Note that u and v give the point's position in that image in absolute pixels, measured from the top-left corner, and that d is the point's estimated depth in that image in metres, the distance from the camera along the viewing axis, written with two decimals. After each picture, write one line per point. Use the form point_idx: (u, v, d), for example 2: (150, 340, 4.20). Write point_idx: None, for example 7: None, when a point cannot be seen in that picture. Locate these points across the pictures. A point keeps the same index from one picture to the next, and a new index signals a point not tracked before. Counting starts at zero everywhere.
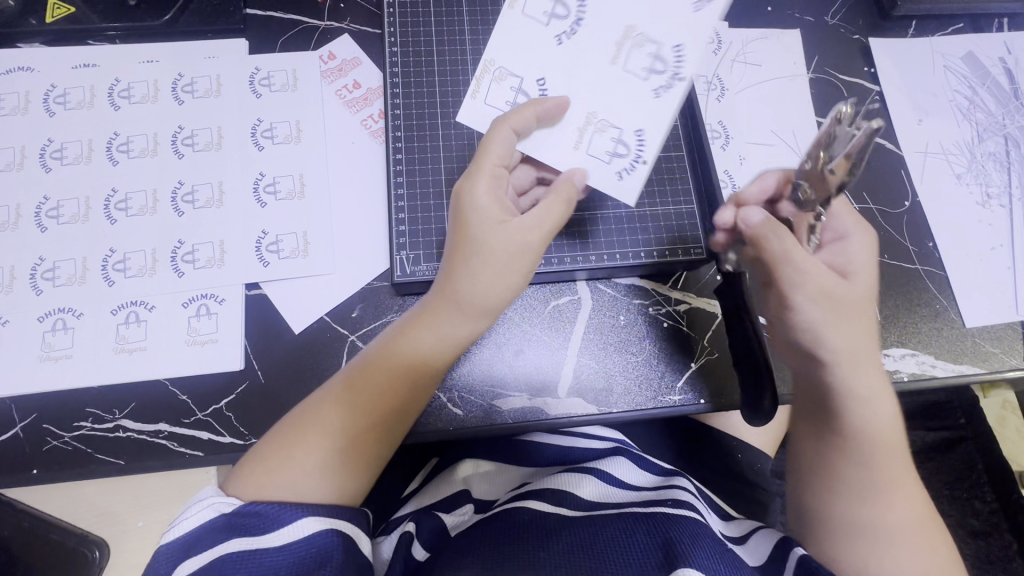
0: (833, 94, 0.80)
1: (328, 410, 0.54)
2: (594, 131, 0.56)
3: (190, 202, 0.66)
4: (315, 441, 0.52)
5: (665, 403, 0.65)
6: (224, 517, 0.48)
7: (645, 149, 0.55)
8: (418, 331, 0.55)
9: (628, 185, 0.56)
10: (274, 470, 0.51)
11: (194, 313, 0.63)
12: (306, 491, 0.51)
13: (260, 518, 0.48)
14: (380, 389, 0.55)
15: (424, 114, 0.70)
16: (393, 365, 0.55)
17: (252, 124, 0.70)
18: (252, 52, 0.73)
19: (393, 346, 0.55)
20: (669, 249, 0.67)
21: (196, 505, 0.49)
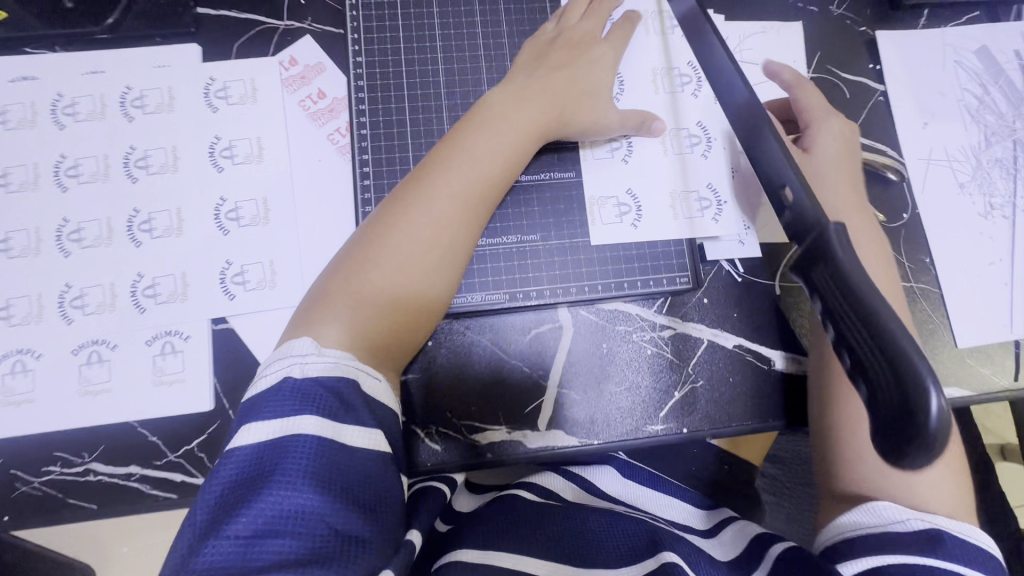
0: (835, 94, 0.74)
1: (381, 249, 0.56)
2: (600, 205, 0.67)
3: (147, 230, 0.62)
4: (368, 282, 0.54)
5: (647, 434, 0.64)
6: (302, 385, 0.47)
7: (643, 203, 0.67)
8: (487, 149, 0.59)
9: (643, 231, 0.67)
10: (333, 304, 0.53)
11: (159, 351, 0.60)
12: (356, 335, 0.53)
13: (331, 402, 0.47)
14: (438, 224, 0.57)
15: (393, 132, 0.65)
16: (452, 190, 0.57)
17: (209, 142, 0.65)
18: (206, 58, 0.67)
19: (451, 167, 0.58)
20: (649, 280, 0.66)
21: (283, 360, 0.49)
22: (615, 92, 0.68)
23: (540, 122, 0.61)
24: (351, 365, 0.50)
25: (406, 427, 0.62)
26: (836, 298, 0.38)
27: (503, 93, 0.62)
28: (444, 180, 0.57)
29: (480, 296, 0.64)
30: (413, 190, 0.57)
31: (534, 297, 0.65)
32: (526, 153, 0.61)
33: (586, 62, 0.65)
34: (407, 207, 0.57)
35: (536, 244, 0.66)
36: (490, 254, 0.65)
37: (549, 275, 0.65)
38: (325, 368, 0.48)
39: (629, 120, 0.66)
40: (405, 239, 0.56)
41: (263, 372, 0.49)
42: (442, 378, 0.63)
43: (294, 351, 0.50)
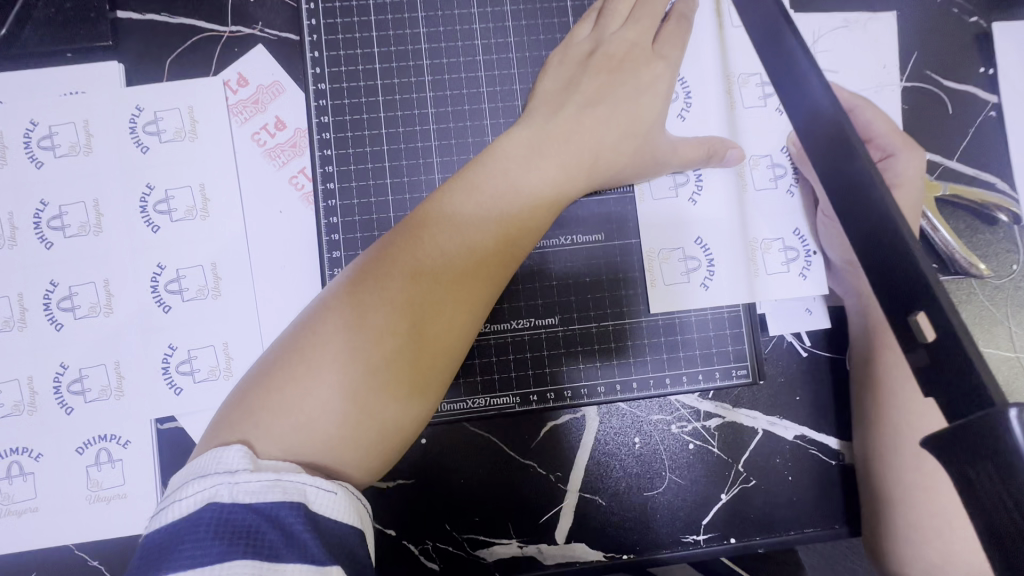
0: (933, 109, 0.58)
1: (347, 321, 0.40)
2: (660, 259, 0.51)
3: (69, 310, 0.50)
4: (329, 372, 0.38)
5: (686, 547, 0.53)
6: (224, 518, 0.32)
7: (716, 254, 0.52)
8: (497, 198, 0.44)
9: (715, 292, 0.51)
10: (279, 397, 0.38)
11: (92, 460, 0.49)
12: (306, 444, 0.37)
13: (270, 535, 0.32)
14: (424, 296, 0.41)
15: (367, 181, 0.51)
16: (448, 252, 0.42)
17: (140, 193, 0.51)
18: (130, 80, 0.52)
19: (451, 221, 0.43)
20: (697, 371, 0.52)
21: (202, 479, 0.34)
22: (678, 108, 0.52)
23: (569, 168, 0.45)
24: (295, 483, 0.35)
25: (398, 543, 0.52)
26: (1001, 500, 0.25)
27: (526, 130, 0.46)
28: (438, 240, 0.42)
29: (483, 388, 0.51)
30: (398, 247, 0.42)
31: (552, 390, 0.51)
32: (549, 213, 0.45)
33: (637, 85, 0.48)
34: (389, 269, 0.42)
35: (556, 327, 0.51)
36: (497, 346, 0.51)
37: (572, 361, 0.51)
38: (260, 491, 0.33)
39: (687, 154, 0.49)
40: (383, 312, 0.40)
41: (176, 499, 0.34)
42: (439, 485, 0.52)
43: (220, 465, 0.35)
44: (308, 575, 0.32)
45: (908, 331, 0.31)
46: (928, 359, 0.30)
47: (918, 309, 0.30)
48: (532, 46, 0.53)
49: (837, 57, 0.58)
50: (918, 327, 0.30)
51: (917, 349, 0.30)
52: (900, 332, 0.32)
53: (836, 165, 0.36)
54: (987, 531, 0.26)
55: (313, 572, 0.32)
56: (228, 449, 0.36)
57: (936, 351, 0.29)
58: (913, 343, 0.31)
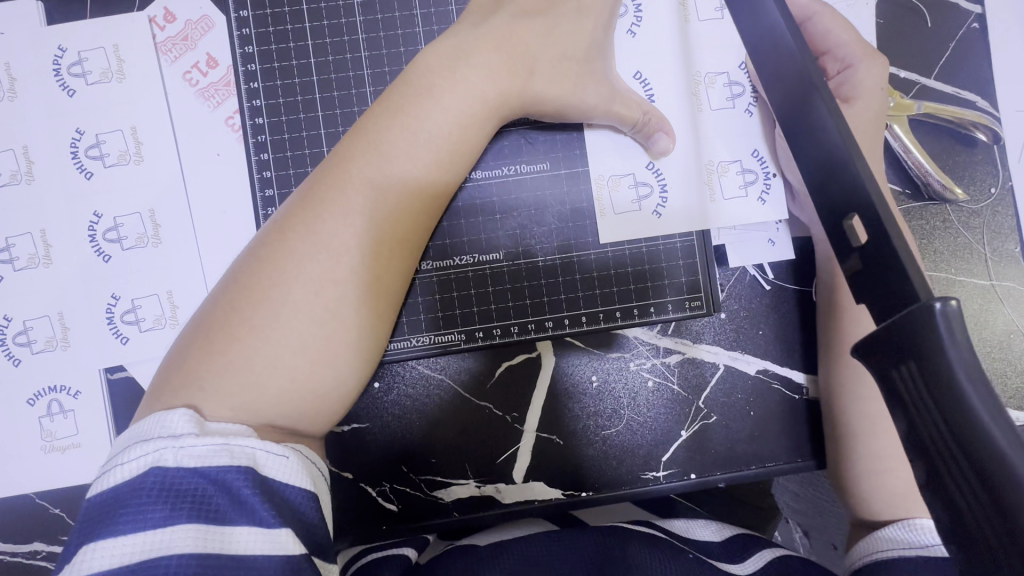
0: (911, 23, 0.54)
1: (289, 268, 0.38)
2: (610, 187, 0.50)
3: (7, 262, 0.49)
4: (274, 317, 0.37)
5: (646, 483, 0.53)
6: (173, 480, 0.31)
7: (670, 179, 0.50)
8: (429, 116, 0.42)
9: (671, 220, 0.50)
10: (225, 356, 0.36)
11: (45, 411, 0.49)
12: (264, 391, 0.36)
13: (216, 500, 0.31)
14: (367, 234, 0.40)
15: (297, 115, 0.48)
16: (385, 185, 0.40)
17: (70, 139, 0.49)
18: (51, 19, 0.50)
19: (383, 151, 0.41)
20: (648, 304, 0.51)
21: (144, 444, 0.32)
22: (628, 22, 0.49)
23: (500, 82, 0.43)
24: (245, 446, 0.33)
25: (355, 486, 0.52)
26: (921, 399, 0.24)
27: (446, 42, 0.44)
28: (373, 173, 0.40)
29: (431, 327, 0.50)
30: (329, 186, 0.40)
31: (502, 330, 0.50)
32: (484, 130, 0.44)
33: (577, 6, 0.46)
34: (324, 210, 0.39)
35: (502, 262, 0.50)
36: (442, 283, 0.50)
37: (523, 297, 0.50)
38: (208, 453, 0.32)
39: (620, 109, 0.47)
40: (322, 253, 0.39)
41: (116, 463, 0.32)
42: (393, 427, 0.52)
43: (163, 430, 0.33)
44: (260, 539, 0.31)
45: (841, 235, 0.29)
46: (862, 264, 0.28)
47: (854, 211, 0.29)
48: None
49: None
50: (852, 229, 0.29)
51: (851, 256, 0.29)
52: (836, 239, 0.30)
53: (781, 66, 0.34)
54: (908, 434, 0.25)
55: (262, 537, 0.31)
56: (172, 414, 0.34)
57: (869, 255, 0.27)
58: (847, 249, 0.29)
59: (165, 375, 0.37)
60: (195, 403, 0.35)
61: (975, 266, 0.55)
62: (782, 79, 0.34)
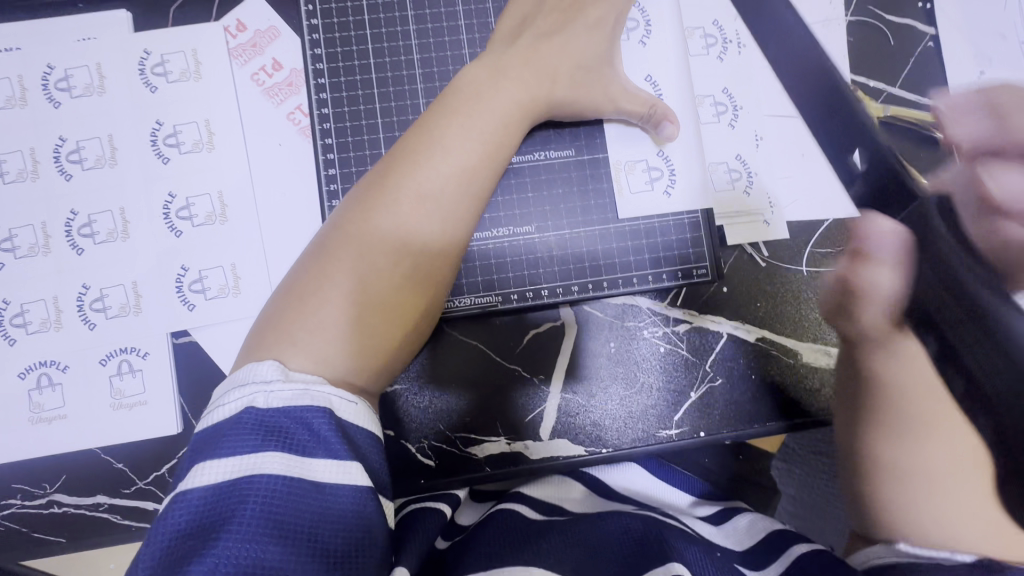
0: (877, 42, 0.63)
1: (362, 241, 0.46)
2: (626, 171, 0.57)
3: (89, 236, 0.55)
4: (351, 285, 0.44)
5: (660, 439, 0.59)
6: (264, 416, 0.37)
7: (676, 163, 0.58)
8: (474, 115, 0.50)
9: (677, 199, 0.58)
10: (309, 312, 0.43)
11: (115, 371, 0.54)
12: (343, 340, 0.43)
13: (299, 435, 0.37)
14: (427, 219, 0.47)
15: (357, 107, 0.56)
16: (437, 172, 0.48)
17: (150, 129, 0.56)
18: (137, 26, 0.57)
19: (442, 149, 0.48)
20: (660, 272, 0.58)
21: (242, 388, 0.39)
22: (638, 35, 0.59)
23: (531, 88, 0.52)
24: (322, 392, 0.40)
25: (398, 443, 0.56)
26: None
27: (486, 58, 0.53)
28: (434, 168, 0.48)
29: (467, 291, 0.57)
30: (395, 178, 0.48)
31: (533, 294, 0.57)
32: (521, 126, 0.52)
33: (588, 23, 0.55)
34: (392, 198, 0.47)
35: (531, 236, 0.57)
36: (479, 254, 0.56)
37: (552, 266, 0.57)
38: (291, 396, 0.38)
39: (632, 105, 0.55)
40: (391, 231, 0.46)
41: (216, 406, 0.39)
42: (432, 386, 0.57)
43: (256, 376, 0.40)
44: (334, 469, 0.37)
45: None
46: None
47: None
48: None
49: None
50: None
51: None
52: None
53: None
54: None
55: (336, 467, 0.37)
56: (266, 363, 0.40)
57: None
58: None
59: (257, 336, 0.44)
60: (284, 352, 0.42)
61: None
62: None
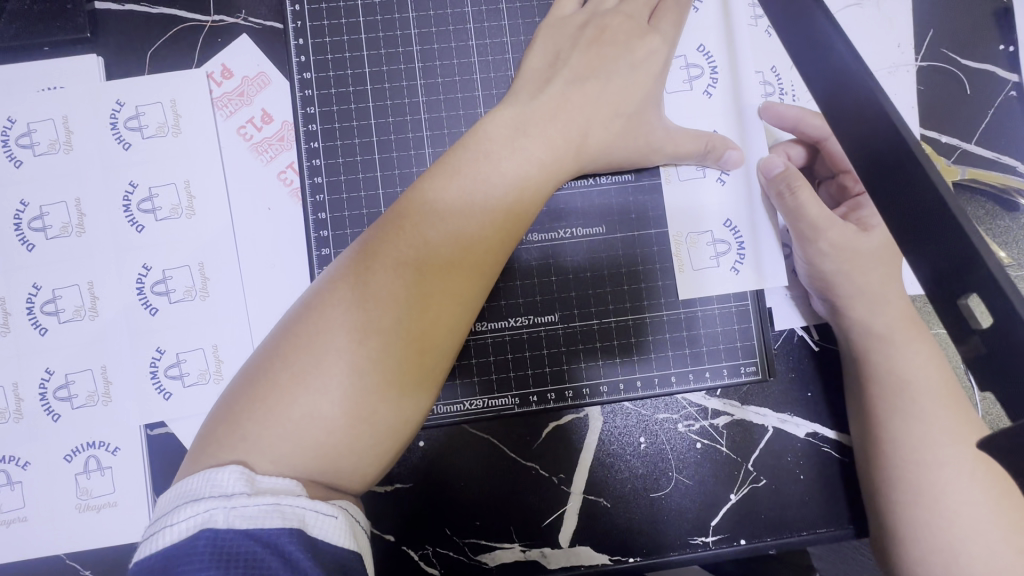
0: (951, 91, 0.55)
1: (344, 321, 0.38)
2: (688, 245, 0.50)
3: (53, 314, 0.49)
4: (322, 378, 0.37)
5: (693, 550, 0.51)
6: (224, 541, 0.31)
7: (746, 237, 0.50)
8: (487, 176, 0.42)
9: (747, 276, 0.50)
10: (274, 405, 0.36)
11: (81, 468, 0.48)
12: (308, 447, 0.36)
13: (267, 562, 0.30)
14: (420, 297, 0.39)
15: (355, 175, 0.49)
16: (436, 239, 0.40)
17: (123, 191, 0.50)
18: (110, 74, 0.50)
19: (434, 209, 0.41)
20: (704, 369, 0.51)
21: (193, 504, 0.32)
22: (704, 84, 0.51)
23: (556, 150, 0.44)
24: (295, 507, 0.33)
25: (398, 549, 0.50)
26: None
27: (505, 113, 0.45)
28: (430, 232, 0.40)
29: (481, 389, 0.50)
30: (382, 244, 0.40)
31: (558, 394, 0.50)
32: (548, 187, 0.44)
33: (632, 62, 0.47)
34: (379, 268, 0.39)
35: (554, 328, 0.50)
36: (494, 345, 0.50)
37: (581, 361, 0.50)
38: (257, 514, 0.32)
39: (683, 147, 0.48)
40: (368, 308, 0.38)
41: (163, 523, 0.33)
42: (436, 487, 0.50)
43: (214, 488, 0.33)
44: None
45: (959, 314, 0.28)
46: (985, 347, 0.26)
47: (972, 291, 0.27)
48: (526, 28, 0.50)
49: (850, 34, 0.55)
50: (971, 311, 0.27)
51: (970, 337, 0.27)
52: (948, 317, 0.29)
53: (874, 148, 0.34)
54: None
55: None
56: (223, 469, 0.34)
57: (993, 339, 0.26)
58: (967, 331, 0.27)
59: (218, 418, 0.38)
60: (246, 457, 0.35)
61: None
62: (874, 158, 0.34)
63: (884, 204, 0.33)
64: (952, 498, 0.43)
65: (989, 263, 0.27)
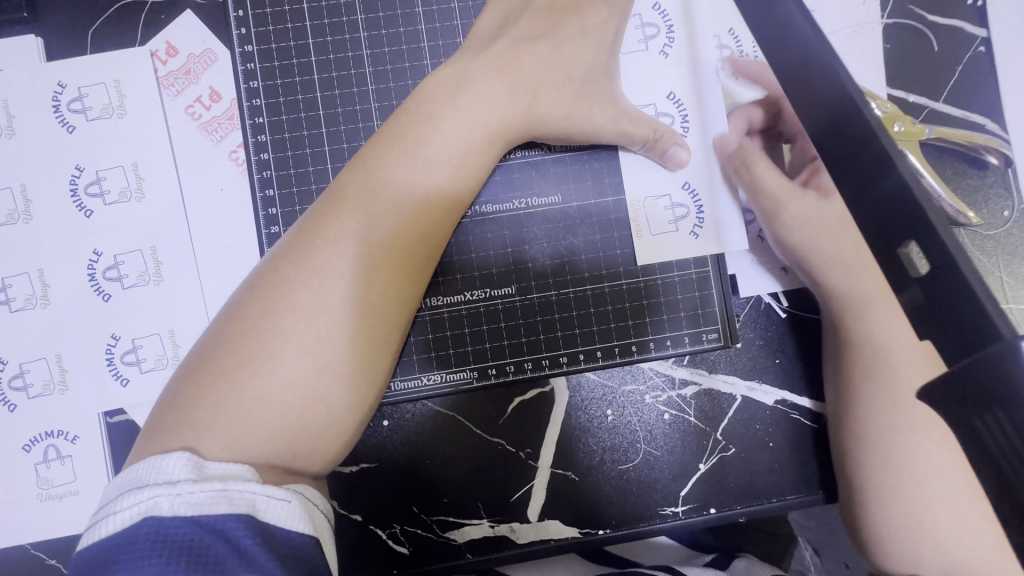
0: (918, 48, 0.54)
1: (292, 296, 0.37)
2: (644, 210, 0.49)
3: (4, 303, 0.48)
4: (273, 357, 0.36)
5: (663, 520, 0.51)
6: (168, 529, 0.29)
7: (704, 201, 0.49)
8: (433, 140, 0.41)
9: (705, 240, 0.49)
10: (224, 387, 0.35)
11: (41, 458, 0.48)
12: (263, 425, 0.35)
13: (215, 550, 0.29)
14: (374, 270, 0.39)
15: (303, 150, 0.48)
16: (384, 207, 0.39)
17: (70, 176, 0.48)
18: (50, 55, 0.49)
19: (382, 181, 0.40)
20: (665, 337, 0.50)
21: (135, 491, 0.30)
22: (660, 44, 0.49)
23: (504, 112, 0.43)
24: (245, 493, 0.31)
25: (365, 528, 0.50)
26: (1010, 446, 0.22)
27: (446, 73, 0.43)
28: (379, 204, 0.39)
29: (440, 365, 0.49)
30: (328, 221, 0.39)
31: (517, 366, 0.49)
32: (490, 154, 0.43)
33: (583, 28, 0.46)
34: (327, 243, 0.38)
35: (512, 299, 0.49)
36: (452, 319, 0.49)
37: (540, 333, 0.49)
38: (203, 501, 0.30)
39: (636, 120, 0.47)
40: (318, 284, 0.37)
41: (105, 511, 0.31)
42: (399, 467, 0.50)
43: (157, 475, 0.31)
44: None
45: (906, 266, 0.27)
46: (923, 297, 0.26)
47: (912, 239, 0.27)
48: None
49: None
50: (912, 260, 0.27)
51: (911, 286, 0.26)
52: (892, 269, 0.28)
53: (821, 100, 0.33)
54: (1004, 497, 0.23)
55: None
56: (167, 458, 0.32)
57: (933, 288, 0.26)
58: (907, 280, 0.27)
59: (163, 408, 0.36)
60: (191, 444, 0.34)
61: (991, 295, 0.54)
62: (822, 110, 0.33)
63: (829, 159, 0.33)
64: (918, 459, 0.43)
65: (931, 211, 0.26)
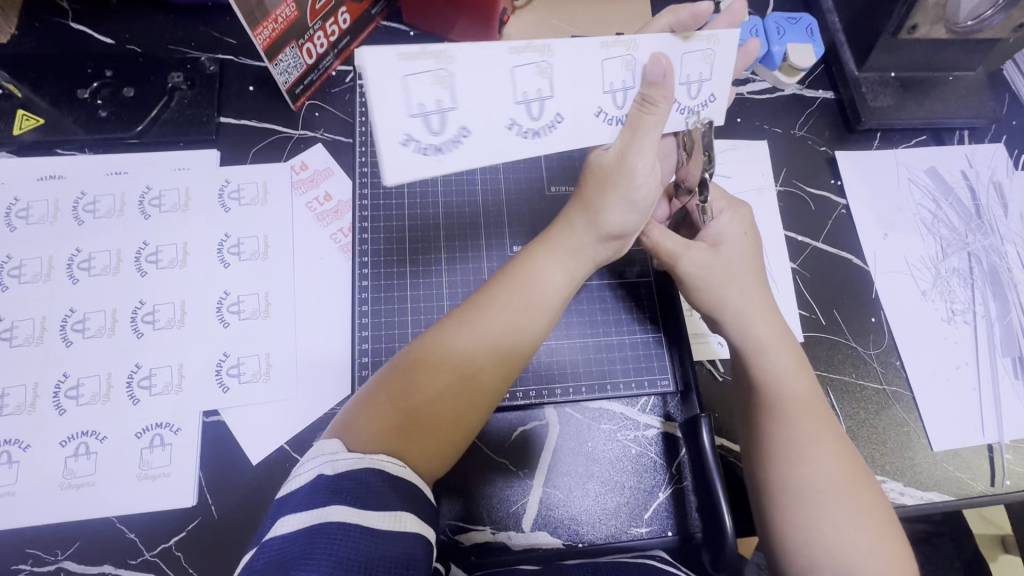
0: (800, 207, 0.81)
1: (429, 354, 0.51)
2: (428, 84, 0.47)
3: (150, 322, 0.65)
4: (411, 385, 0.49)
5: (632, 537, 0.63)
6: (328, 477, 0.42)
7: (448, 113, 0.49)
8: (537, 295, 0.55)
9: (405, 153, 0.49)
10: (376, 403, 0.48)
11: (147, 445, 0.61)
12: (385, 437, 0.46)
13: (357, 489, 0.41)
14: (480, 349, 0.51)
15: (389, 234, 0.70)
16: (498, 320, 0.53)
17: (218, 240, 0.69)
18: (224, 161, 0.73)
19: (497, 302, 0.53)
20: (632, 384, 0.68)
21: (309, 461, 0.44)
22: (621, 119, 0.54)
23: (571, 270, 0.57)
24: (376, 459, 0.44)
25: None
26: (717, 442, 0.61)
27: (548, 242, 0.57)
28: (499, 305, 0.53)
29: None
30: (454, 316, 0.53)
31: (527, 397, 0.66)
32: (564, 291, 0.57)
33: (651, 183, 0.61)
34: (453, 324, 0.52)
35: None
36: None
37: (542, 371, 0.68)
38: (352, 463, 0.43)
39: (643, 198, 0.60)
40: (443, 345, 0.51)
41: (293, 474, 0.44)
42: None
43: (323, 451, 0.44)
44: (387, 519, 0.40)
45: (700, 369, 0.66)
46: None
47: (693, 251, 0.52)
48: None
49: (462, 52, 0.47)
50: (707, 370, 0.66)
51: None
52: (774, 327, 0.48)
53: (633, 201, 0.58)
54: None
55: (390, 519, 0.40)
56: (331, 438, 0.46)
57: None
58: None
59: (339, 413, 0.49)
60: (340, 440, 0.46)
61: (866, 376, 0.74)
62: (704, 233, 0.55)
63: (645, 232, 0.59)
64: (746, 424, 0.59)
65: None
